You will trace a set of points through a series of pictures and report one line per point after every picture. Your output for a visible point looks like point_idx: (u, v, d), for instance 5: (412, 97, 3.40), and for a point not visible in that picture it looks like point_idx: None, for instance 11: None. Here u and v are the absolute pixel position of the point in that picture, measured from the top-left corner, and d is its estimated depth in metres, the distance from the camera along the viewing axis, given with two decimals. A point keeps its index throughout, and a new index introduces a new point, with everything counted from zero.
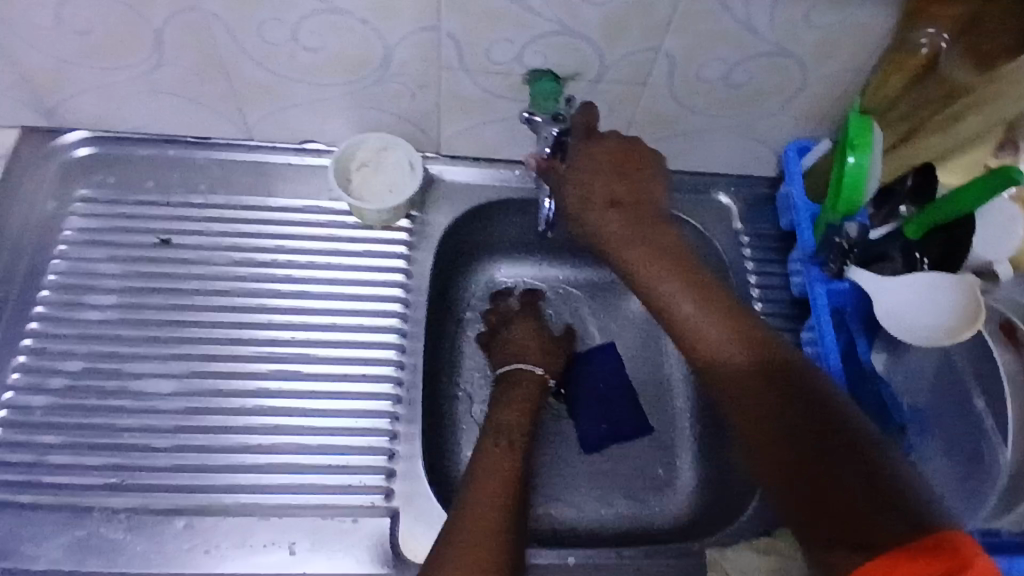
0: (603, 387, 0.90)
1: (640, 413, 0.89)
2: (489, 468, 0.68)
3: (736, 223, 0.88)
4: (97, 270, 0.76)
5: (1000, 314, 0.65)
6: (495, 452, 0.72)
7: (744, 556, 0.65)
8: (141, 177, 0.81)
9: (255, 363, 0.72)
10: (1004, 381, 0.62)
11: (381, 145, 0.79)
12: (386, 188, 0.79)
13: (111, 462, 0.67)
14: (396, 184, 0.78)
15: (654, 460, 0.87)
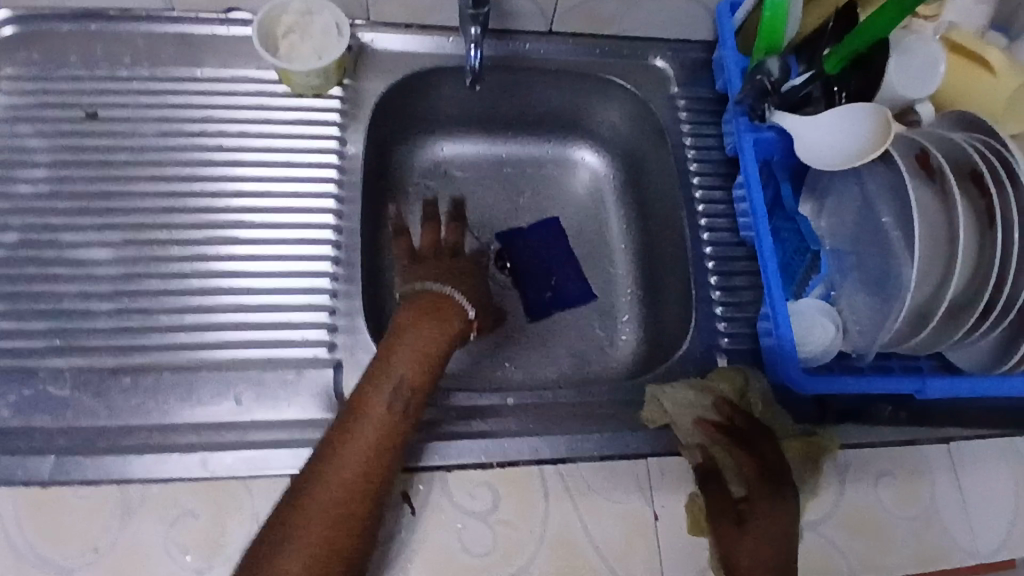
0: (545, 256, 0.91)
1: (583, 280, 0.90)
2: (358, 433, 0.59)
3: (673, 87, 0.88)
4: (24, 145, 0.75)
5: (917, 146, 0.67)
6: (380, 389, 0.61)
7: (682, 391, 0.69)
8: (64, 52, 0.79)
9: (193, 230, 0.73)
10: (914, 204, 0.64)
11: (307, 9, 0.78)
12: (314, 54, 0.78)
13: (53, 326, 0.68)
14: (325, 50, 0.78)
15: (597, 324, 0.88)
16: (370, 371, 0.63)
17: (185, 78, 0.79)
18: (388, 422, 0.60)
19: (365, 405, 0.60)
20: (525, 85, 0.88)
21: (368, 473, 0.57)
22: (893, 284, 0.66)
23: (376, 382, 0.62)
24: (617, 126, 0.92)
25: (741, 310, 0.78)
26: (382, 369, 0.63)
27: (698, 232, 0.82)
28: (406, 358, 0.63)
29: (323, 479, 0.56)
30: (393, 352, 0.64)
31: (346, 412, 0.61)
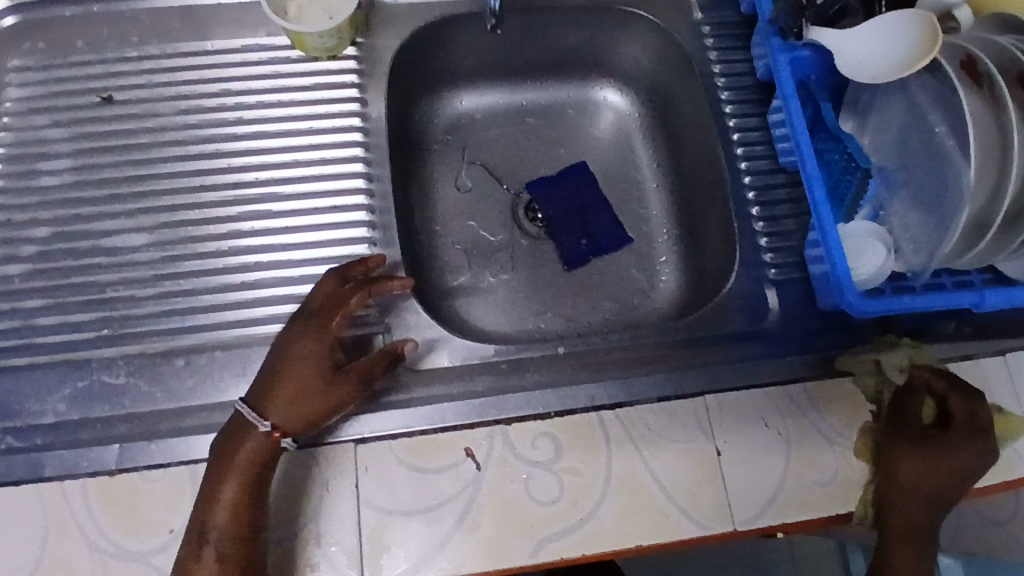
0: (578, 203, 0.90)
1: (618, 223, 0.89)
2: None
3: (696, 14, 0.84)
4: (44, 137, 0.73)
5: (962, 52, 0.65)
6: (204, 538, 0.56)
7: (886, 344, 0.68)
8: (71, 38, 0.77)
9: (224, 208, 0.72)
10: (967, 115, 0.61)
11: None
12: (324, 14, 0.76)
13: (98, 315, 0.68)
14: (334, 8, 0.75)
15: (636, 266, 0.87)
16: (216, 446, 0.59)
17: (198, 52, 0.77)
18: (241, 493, 0.56)
19: (219, 478, 0.57)
20: (542, 26, 0.86)
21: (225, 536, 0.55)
22: (950, 195, 0.64)
23: (222, 452, 0.58)
24: (639, 61, 0.89)
25: (787, 238, 0.76)
26: (229, 444, 0.58)
27: (736, 164, 0.80)
28: (230, 489, 0.56)
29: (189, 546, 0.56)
30: (216, 488, 0.57)
31: (206, 482, 0.58)
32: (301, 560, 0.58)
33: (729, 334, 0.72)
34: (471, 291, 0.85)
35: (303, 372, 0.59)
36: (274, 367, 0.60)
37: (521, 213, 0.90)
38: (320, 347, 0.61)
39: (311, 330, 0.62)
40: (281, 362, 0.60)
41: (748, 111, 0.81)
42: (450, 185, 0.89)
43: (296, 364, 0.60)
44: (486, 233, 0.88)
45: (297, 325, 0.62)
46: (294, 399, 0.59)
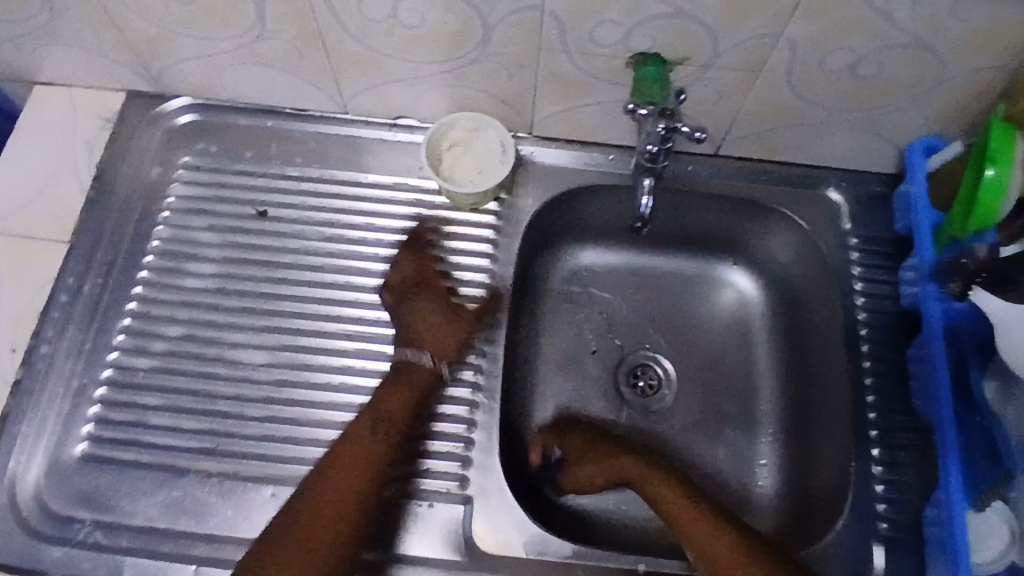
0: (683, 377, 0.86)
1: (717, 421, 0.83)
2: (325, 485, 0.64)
3: (845, 224, 0.81)
4: (196, 239, 0.78)
5: None
6: (343, 453, 0.66)
7: None
8: (239, 146, 0.82)
9: (343, 342, 0.74)
10: None
11: (472, 126, 0.79)
12: (475, 170, 0.79)
13: (206, 427, 0.71)
14: (486, 166, 0.79)
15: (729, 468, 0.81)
16: (351, 435, 0.67)
17: (350, 180, 0.81)
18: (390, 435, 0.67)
19: (353, 479, 0.65)
20: (685, 207, 0.84)
21: (347, 531, 0.63)
22: None
23: (359, 452, 0.66)
24: (776, 255, 0.85)
25: (906, 491, 0.70)
26: (365, 437, 0.67)
27: (863, 394, 0.74)
28: (376, 431, 0.67)
29: (305, 515, 0.63)
30: (371, 421, 0.68)
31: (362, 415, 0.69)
32: None
33: None
34: None
35: (445, 305, 0.74)
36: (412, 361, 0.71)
37: (623, 378, 0.86)
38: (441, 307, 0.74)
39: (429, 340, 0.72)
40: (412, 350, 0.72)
41: (885, 339, 0.77)
42: (560, 336, 0.87)
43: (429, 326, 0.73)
44: (584, 397, 0.85)
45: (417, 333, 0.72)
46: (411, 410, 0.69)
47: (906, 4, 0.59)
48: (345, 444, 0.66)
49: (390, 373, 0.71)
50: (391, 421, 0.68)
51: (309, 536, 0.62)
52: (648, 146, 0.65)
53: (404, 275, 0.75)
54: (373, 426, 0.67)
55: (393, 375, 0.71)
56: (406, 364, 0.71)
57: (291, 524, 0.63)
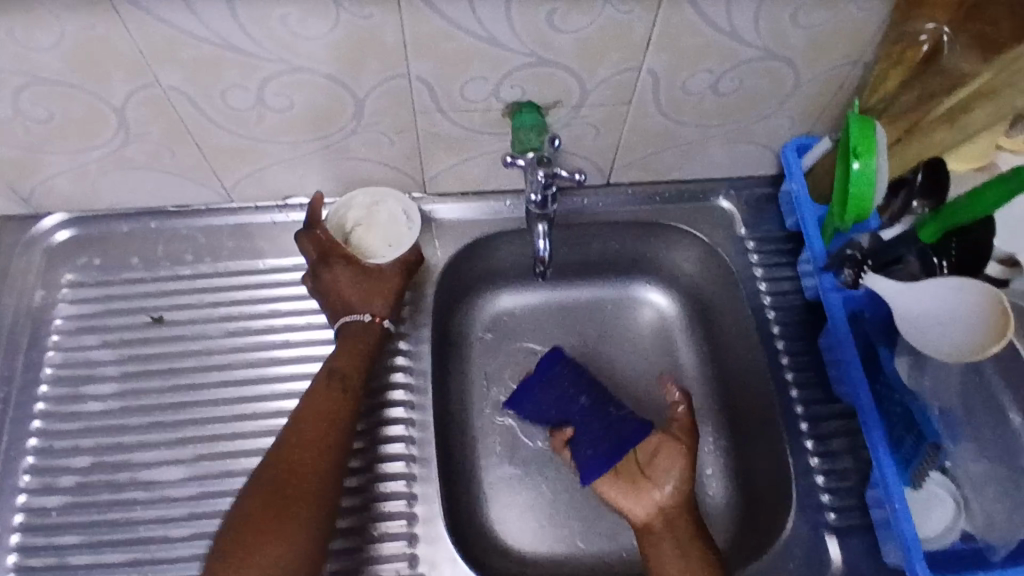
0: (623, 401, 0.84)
1: None
2: (277, 464, 0.65)
3: (739, 229, 0.84)
4: (93, 358, 0.75)
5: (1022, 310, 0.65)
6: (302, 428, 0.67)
7: None
8: (125, 253, 0.79)
9: (265, 438, 0.71)
10: None
11: (370, 201, 0.77)
12: (385, 244, 0.77)
13: (130, 557, 0.66)
14: (394, 238, 0.76)
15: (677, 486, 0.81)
16: (304, 413, 0.68)
17: (247, 270, 0.79)
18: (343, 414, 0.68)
19: (331, 452, 0.66)
20: (588, 237, 0.86)
21: (316, 511, 0.63)
22: None
23: (318, 433, 0.67)
24: (682, 267, 0.88)
25: (844, 478, 0.72)
26: (321, 414, 0.68)
27: (787, 390, 0.76)
28: (333, 402, 0.69)
29: (261, 497, 0.63)
30: (326, 394, 0.69)
31: (315, 391, 0.70)
32: None
33: None
34: (507, 509, 0.81)
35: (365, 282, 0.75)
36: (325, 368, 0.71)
37: None
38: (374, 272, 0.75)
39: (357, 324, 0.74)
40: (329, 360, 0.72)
41: (797, 333, 0.79)
42: (491, 386, 0.87)
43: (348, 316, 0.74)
44: (524, 444, 0.84)
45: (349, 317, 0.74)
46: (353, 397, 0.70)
47: (749, 24, 0.63)
48: (297, 435, 0.66)
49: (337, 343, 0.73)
50: (337, 410, 0.68)
51: (280, 519, 0.62)
52: (533, 196, 0.67)
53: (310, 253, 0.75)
54: (322, 417, 0.68)
55: (329, 379, 0.70)
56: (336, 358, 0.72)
57: (251, 503, 0.63)
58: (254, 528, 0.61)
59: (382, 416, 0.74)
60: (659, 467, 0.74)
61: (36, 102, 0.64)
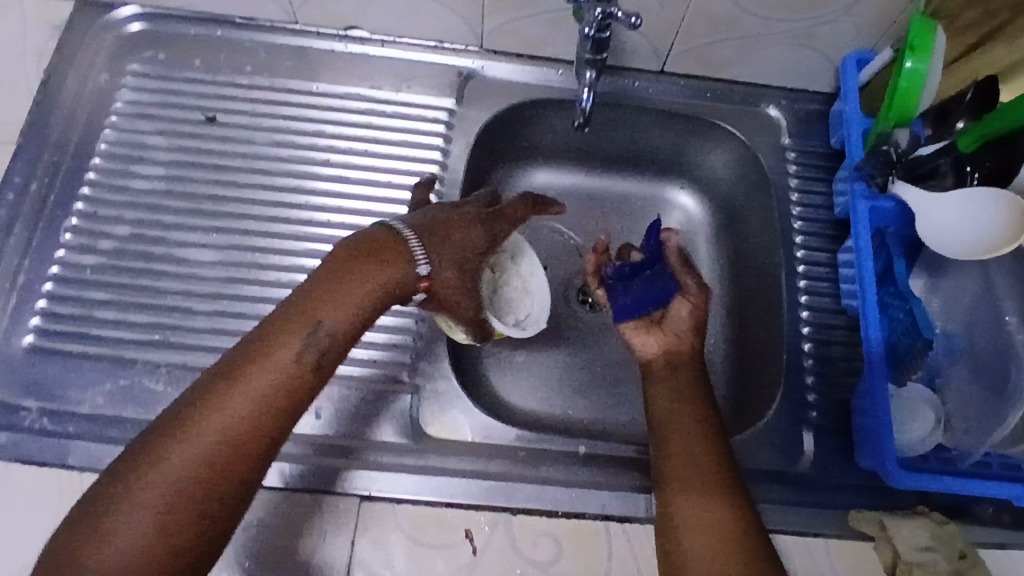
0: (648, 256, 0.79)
1: None
2: (247, 373, 0.53)
3: (784, 139, 0.84)
4: (145, 143, 0.79)
5: None
6: (295, 330, 0.55)
7: (913, 530, 0.64)
8: (188, 55, 0.83)
9: (293, 242, 0.75)
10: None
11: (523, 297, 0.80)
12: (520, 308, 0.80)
13: (153, 321, 0.71)
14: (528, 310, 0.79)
15: None
16: (302, 303, 0.57)
17: (300, 90, 0.82)
18: (347, 327, 0.57)
19: (311, 371, 0.55)
20: (631, 124, 0.87)
21: (236, 485, 0.51)
22: (1006, 396, 0.61)
23: (268, 396, 0.53)
24: (718, 170, 0.89)
25: (834, 381, 0.74)
26: (317, 318, 0.56)
27: (796, 295, 0.78)
28: (345, 304, 0.57)
29: (216, 415, 0.51)
30: (336, 293, 0.57)
31: (318, 282, 0.58)
32: (318, 521, 0.61)
33: (757, 469, 0.70)
34: (507, 363, 0.84)
35: (465, 273, 0.65)
36: (414, 267, 0.61)
37: (573, 294, 0.89)
38: (464, 276, 0.64)
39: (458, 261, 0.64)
40: (451, 222, 0.65)
41: (819, 245, 0.80)
42: None
43: (457, 246, 0.64)
44: None
45: (465, 255, 0.65)
46: (316, 377, 0.55)
47: None
48: (241, 390, 0.52)
49: (455, 222, 0.65)
50: (292, 372, 0.54)
51: (171, 492, 0.49)
52: (585, 29, 0.66)
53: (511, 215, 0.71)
54: (273, 378, 0.53)
55: (303, 333, 0.55)
56: (397, 256, 0.61)
57: (202, 420, 0.51)
58: (158, 487, 0.49)
59: None
60: (670, 321, 0.74)
61: None
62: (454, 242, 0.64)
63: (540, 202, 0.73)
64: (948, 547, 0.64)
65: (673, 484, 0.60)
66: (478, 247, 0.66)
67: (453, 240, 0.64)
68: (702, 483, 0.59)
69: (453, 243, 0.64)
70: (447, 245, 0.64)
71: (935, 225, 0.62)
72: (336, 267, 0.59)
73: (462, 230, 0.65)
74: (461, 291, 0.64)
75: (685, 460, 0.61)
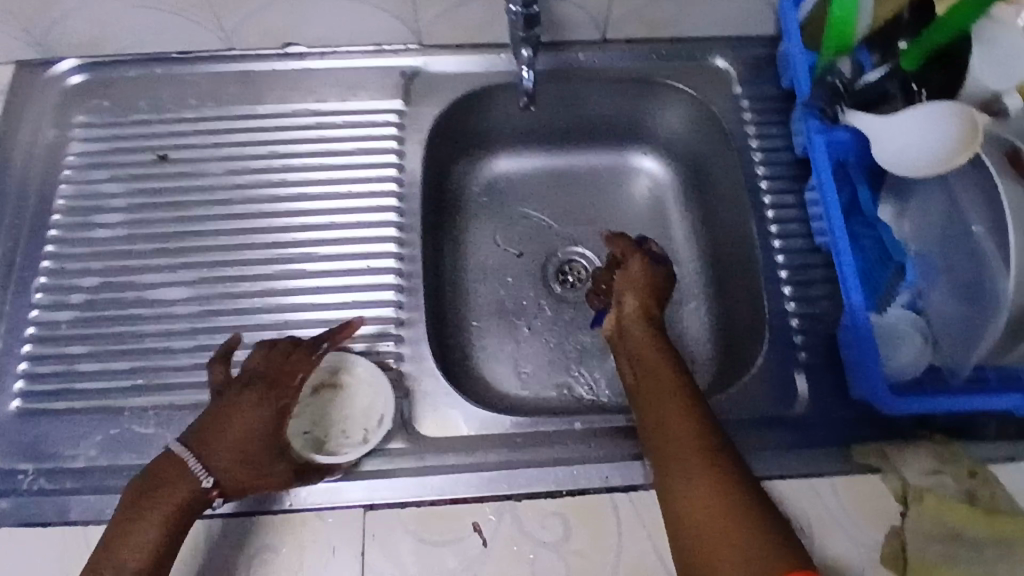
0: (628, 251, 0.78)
1: None
2: None
3: (735, 88, 0.84)
4: (102, 191, 0.79)
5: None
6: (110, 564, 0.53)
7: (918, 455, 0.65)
8: (132, 98, 0.82)
9: (262, 266, 0.75)
10: (990, 204, 0.62)
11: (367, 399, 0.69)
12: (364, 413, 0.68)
13: (135, 366, 0.71)
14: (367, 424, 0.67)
15: None
16: (110, 540, 0.55)
17: (248, 114, 0.82)
18: (162, 537, 0.55)
19: None
20: (581, 96, 0.87)
21: None
22: (987, 305, 0.61)
23: None
24: (675, 129, 0.88)
25: (819, 319, 0.74)
26: (127, 542, 0.54)
27: (769, 241, 0.77)
28: (151, 521, 0.55)
29: None
30: (141, 513, 0.55)
31: (123, 510, 0.56)
32: (328, 535, 0.61)
33: (755, 418, 0.69)
34: (496, 354, 0.84)
35: (254, 461, 0.59)
36: (195, 481, 0.57)
37: (551, 275, 0.89)
38: (266, 454, 0.59)
39: (254, 442, 0.59)
40: (227, 415, 0.60)
41: (785, 187, 0.80)
42: (483, 246, 0.90)
43: (238, 440, 0.59)
44: (513, 296, 0.88)
45: (261, 435, 0.60)
46: None
47: None
48: None
49: (225, 412, 0.60)
50: None
51: None
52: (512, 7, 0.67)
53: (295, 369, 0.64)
54: None
55: None
56: (180, 474, 0.57)
57: None
58: None
59: (373, 251, 0.76)
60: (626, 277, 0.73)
61: None
62: (234, 426, 0.59)
63: (331, 334, 0.68)
64: (954, 466, 0.64)
65: (656, 448, 0.59)
66: (268, 415, 0.60)
67: (230, 430, 0.59)
68: (682, 439, 0.58)
69: (234, 429, 0.59)
70: (228, 436, 0.59)
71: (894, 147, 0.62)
72: (135, 493, 0.57)
73: (244, 409, 0.60)
74: (258, 472, 0.59)
75: (662, 421, 0.60)
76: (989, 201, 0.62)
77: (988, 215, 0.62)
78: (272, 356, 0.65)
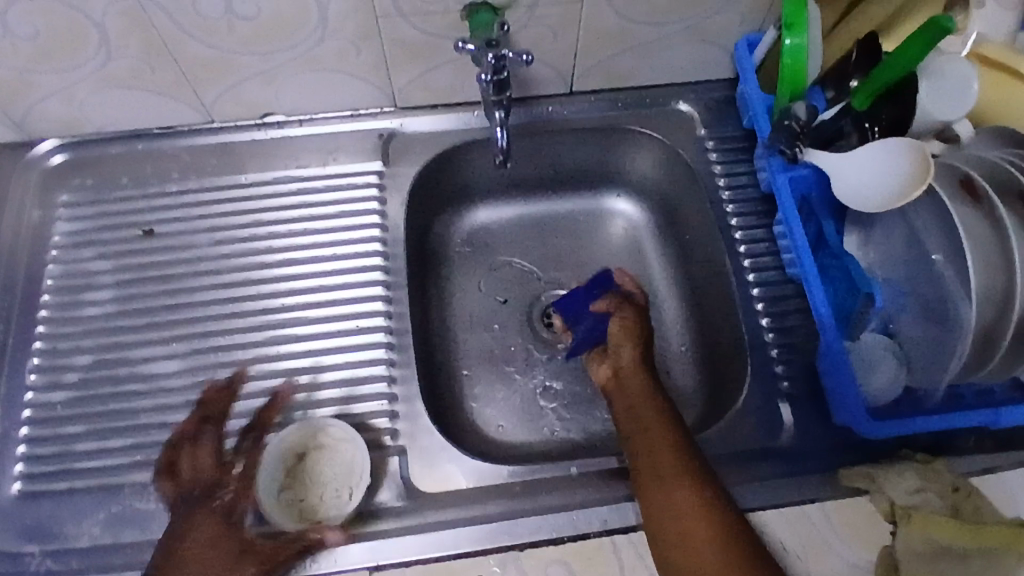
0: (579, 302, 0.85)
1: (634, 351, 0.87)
2: None
3: (700, 130, 0.88)
4: (90, 269, 0.80)
5: (982, 163, 0.66)
6: None
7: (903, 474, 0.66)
8: (115, 174, 0.84)
9: (252, 333, 0.76)
10: (948, 232, 0.66)
11: (342, 459, 0.68)
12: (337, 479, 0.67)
13: (132, 442, 0.71)
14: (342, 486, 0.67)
15: None
16: None
17: (231, 184, 0.84)
18: None
19: None
20: (554, 147, 0.90)
21: None
22: (953, 328, 0.64)
23: None
24: (646, 172, 0.92)
25: (798, 348, 0.77)
26: None
27: (744, 275, 0.81)
28: None
29: None
30: None
31: None
32: None
33: (745, 450, 0.72)
34: (488, 401, 0.86)
35: (218, 562, 0.62)
36: None
37: (537, 320, 0.91)
38: (233, 554, 0.63)
39: (218, 546, 0.63)
40: (188, 530, 0.65)
41: (754, 222, 0.83)
42: (467, 296, 0.92)
43: (201, 548, 0.63)
44: (501, 343, 0.90)
45: (217, 539, 0.64)
46: None
47: None
48: None
49: (185, 526, 0.65)
50: None
51: None
52: (483, 75, 0.70)
53: (243, 470, 0.69)
54: None
55: None
56: None
57: None
58: None
59: (362, 311, 0.78)
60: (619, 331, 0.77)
61: (19, 19, 0.68)
62: (196, 535, 0.64)
63: (256, 424, 0.72)
64: (939, 483, 0.65)
65: (650, 492, 0.62)
66: (224, 518, 0.65)
67: (193, 540, 0.64)
68: (672, 495, 0.60)
69: (198, 538, 0.64)
70: (194, 547, 0.63)
71: (852, 183, 0.65)
72: None
73: (201, 517, 0.65)
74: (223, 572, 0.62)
75: (655, 464, 0.63)
76: (945, 229, 0.66)
77: (947, 242, 0.66)
78: (255, 454, 0.70)
